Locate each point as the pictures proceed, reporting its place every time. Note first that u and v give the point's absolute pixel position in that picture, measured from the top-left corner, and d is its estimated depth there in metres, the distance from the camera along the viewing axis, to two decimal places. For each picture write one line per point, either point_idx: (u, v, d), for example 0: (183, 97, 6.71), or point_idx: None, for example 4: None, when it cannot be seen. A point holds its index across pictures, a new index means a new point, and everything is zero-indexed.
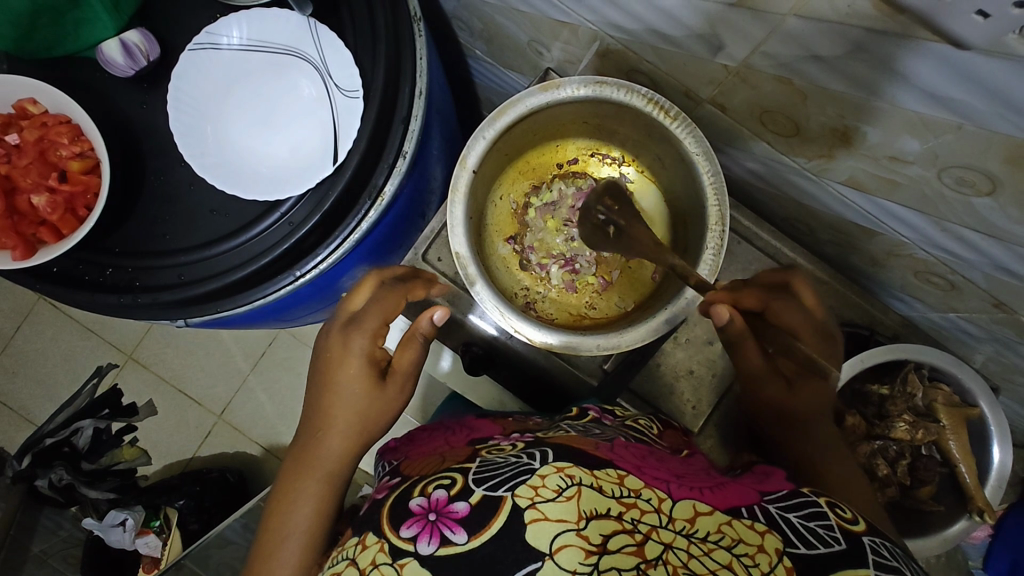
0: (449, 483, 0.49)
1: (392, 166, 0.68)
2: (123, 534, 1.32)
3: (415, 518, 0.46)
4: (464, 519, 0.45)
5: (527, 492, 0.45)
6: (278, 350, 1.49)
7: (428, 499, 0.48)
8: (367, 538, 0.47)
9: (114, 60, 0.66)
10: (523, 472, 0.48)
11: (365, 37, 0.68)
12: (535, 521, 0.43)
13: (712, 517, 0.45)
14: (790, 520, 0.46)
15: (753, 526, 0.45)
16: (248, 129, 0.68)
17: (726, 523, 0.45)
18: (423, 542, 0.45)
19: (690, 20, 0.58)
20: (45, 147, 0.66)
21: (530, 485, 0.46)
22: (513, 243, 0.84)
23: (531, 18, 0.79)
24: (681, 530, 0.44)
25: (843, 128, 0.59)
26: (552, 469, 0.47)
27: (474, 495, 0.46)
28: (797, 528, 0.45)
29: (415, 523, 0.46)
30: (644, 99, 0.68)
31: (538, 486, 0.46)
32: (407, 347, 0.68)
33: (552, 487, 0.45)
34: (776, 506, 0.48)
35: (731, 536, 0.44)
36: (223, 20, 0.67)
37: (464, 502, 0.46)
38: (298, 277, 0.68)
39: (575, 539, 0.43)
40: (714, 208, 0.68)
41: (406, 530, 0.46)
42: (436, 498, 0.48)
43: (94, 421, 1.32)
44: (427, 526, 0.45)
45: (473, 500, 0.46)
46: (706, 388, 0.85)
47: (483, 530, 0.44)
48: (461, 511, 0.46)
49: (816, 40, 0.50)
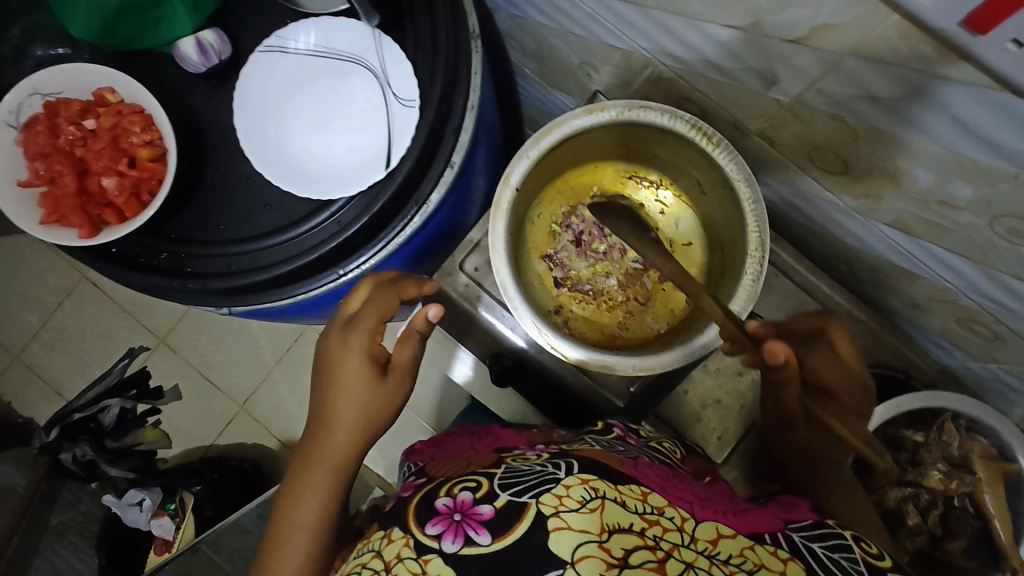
0: (475, 486, 0.46)
1: (439, 176, 0.69)
2: (140, 513, 1.39)
3: (441, 516, 0.44)
4: (489, 521, 0.42)
5: (552, 501, 0.43)
6: (303, 346, 1.52)
7: (454, 499, 0.45)
8: (391, 532, 0.45)
9: (188, 57, 0.69)
10: (547, 481, 0.45)
11: (425, 50, 0.70)
12: (558, 530, 0.41)
13: (734, 541, 0.44)
14: (815, 551, 0.44)
15: (776, 553, 0.43)
16: (306, 130, 0.70)
17: (748, 547, 0.43)
18: (448, 540, 0.42)
19: (745, 54, 0.60)
20: (119, 133, 0.69)
21: (555, 494, 0.43)
22: (549, 262, 0.83)
23: (584, 42, 0.81)
24: (703, 550, 0.42)
25: (893, 170, 0.59)
26: (576, 480, 0.44)
27: (499, 499, 0.43)
28: (822, 558, 0.43)
29: (440, 522, 0.43)
30: (687, 125, 0.68)
31: (563, 496, 0.43)
32: (406, 344, 0.65)
33: (576, 499, 0.43)
34: (799, 534, 0.46)
35: (753, 560, 0.42)
36: (293, 26, 0.70)
37: (489, 504, 0.43)
38: (339, 276, 0.70)
39: (596, 551, 0.40)
40: (754, 233, 0.67)
41: (431, 527, 0.43)
42: (462, 499, 0.45)
43: (121, 402, 1.39)
44: (452, 525, 0.42)
45: (498, 504, 0.43)
46: (732, 420, 0.84)
47: (508, 533, 0.41)
48: (486, 514, 0.43)
49: (874, 82, 0.50)
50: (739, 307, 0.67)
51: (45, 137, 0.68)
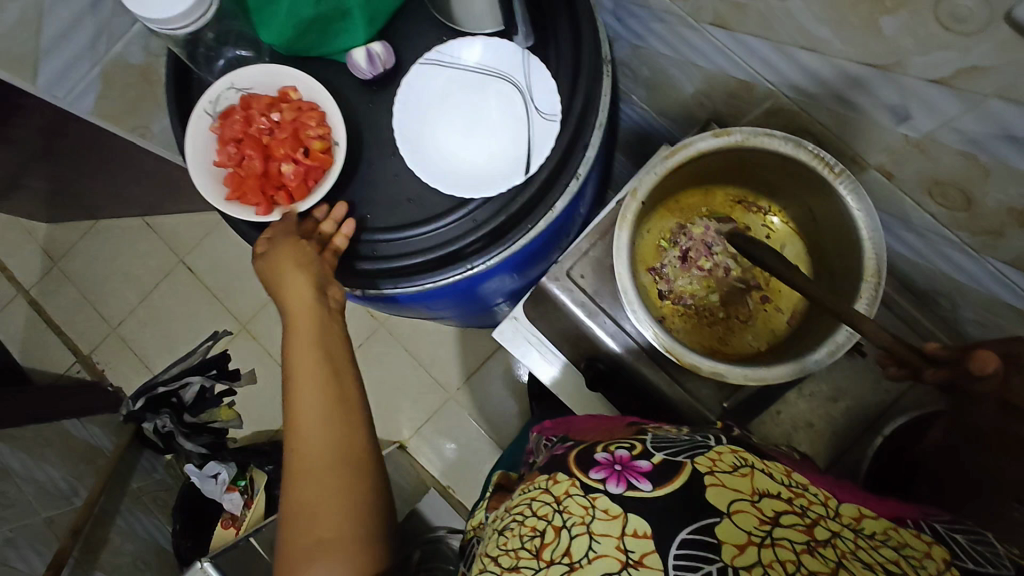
0: (630, 446, 0.53)
1: (566, 186, 0.76)
2: (216, 485, 1.44)
3: (603, 465, 0.51)
4: (648, 473, 0.49)
5: (705, 461, 0.50)
6: (376, 343, 1.57)
7: (613, 453, 0.52)
8: (557, 475, 0.52)
9: (358, 65, 0.78)
10: (697, 447, 0.52)
11: (567, 70, 0.77)
12: (712, 486, 0.47)
13: (878, 522, 0.47)
14: (958, 540, 0.47)
15: (919, 536, 0.46)
16: (454, 136, 0.78)
17: (892, 529, 0.46)
18: (612, 483, 0.48)
19: (880, 91, 0.64)
20: (298, 126, 0.77)
21: (708, 457, 0.50)
22: (654, 275, 0.88)
23: (706, 73, 0.87)
24: (848, 524, 0.46)
25: (1022, 208, 0.62)
26: (727, 450, 0.52)
27: (655, 456, 0.50)
28: (966, 546, 0.46)
29: (603, 469, 0.50)
30: (810, 154, 0.72)
31: (715, 460, 0.50)
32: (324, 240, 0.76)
33: (727, 463, 0.49)
34: (942, 526, 0.49)
35: (898, 539, 0.45)
36: (453, 43, 0.78)
37: (647, 460, 0.50)
38: (468, 269, 0.77)
39: (747, 508, 0.45)
40: (872, 261, 0.70)
41: (595, 473, 0.50)
42: (620, 454, 0.52)
43: (201, 380, 1.48)
44: (615, 472, 0.49)
45: (654, 461, 0.50)
46: (824, 445, 0.86)
47: (666, 484, 0.48)
48: (645, 467, 0.49)
49: (1018, 122, 0.54)
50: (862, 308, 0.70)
51: (239, 124, 0.78)
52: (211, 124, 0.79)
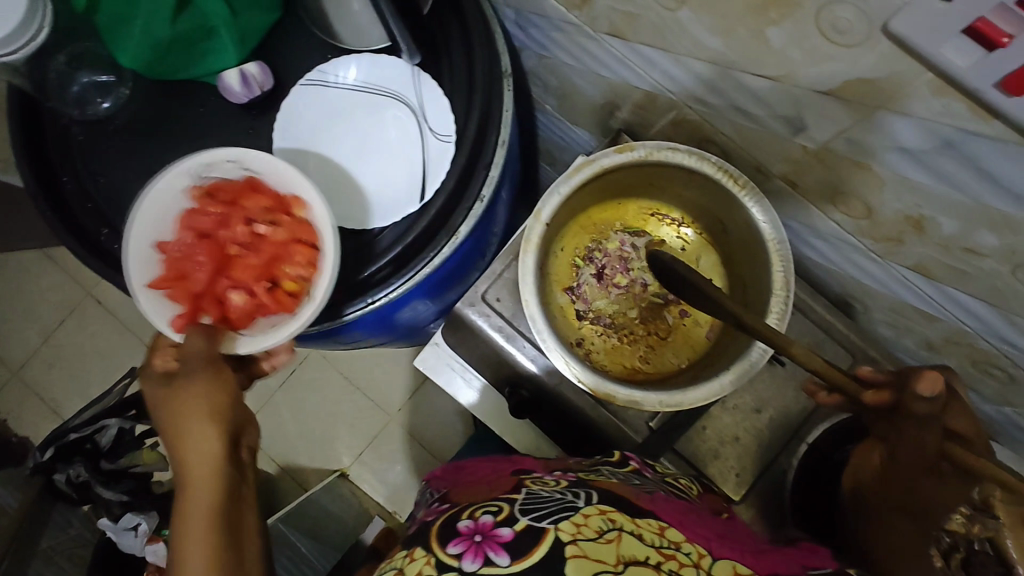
0: (496, 509, 0.49)
1: (469, 209, 0.71)
2: (134, 538, 1.32)
3: (461, 537, 0.46)
4: (507, 544, 0.45)
5: (570, 527, 0.45)
6: (305, 371, 1.48)
7: (475, 521, 0.48)
8: (414, 551, 0.48)
9: (231, 88, 0.72)
10: (566, 509, 0.48)
11: (461, 88, 0.72)
12: (576, 558, 0.43)
13: None
14: None
15: None
16: (342, 162, 0.72)
17: None
18: (468, 560, 0.44)
19: (775, 102, 0.62)
20: (279, 257, 0.69)
21: (574, 521, 0.46)
22: (571, 294, 0.85)
23: (611, 84, 0.84)
24: None
25: (917, 217, 0.61)
26: (596, 510, 0.48)
27: (518, 523, 0.46)
28: None
29: (461, 542, 0.46)
30: (713, 167, 0.70)
31: (581, 525, 0.46)
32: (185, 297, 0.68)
33: (594, 528, 0.46)
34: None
35: None
36: (336, 62, 0.72)
37: (509, 527, 0.46)
38: (367, 303, 0.71)
39: None
40: (779, 273, 0.69)
41: (452, 547, 0.46)
42: (482, 522, 0.47)
43: (119, 421, 1.24)
44: (472, 546, 0.45)
45: (518, 527, 0.46)
46: (750, 458, 0.84)
47: (524, 558, 0.44)
48: (505, 536, 0.45)
49: (906, 134, 0.52)
50: (776, 310, 0.68)
51: (211, 221, 0.70)
52: (189, 199, 0.70)
